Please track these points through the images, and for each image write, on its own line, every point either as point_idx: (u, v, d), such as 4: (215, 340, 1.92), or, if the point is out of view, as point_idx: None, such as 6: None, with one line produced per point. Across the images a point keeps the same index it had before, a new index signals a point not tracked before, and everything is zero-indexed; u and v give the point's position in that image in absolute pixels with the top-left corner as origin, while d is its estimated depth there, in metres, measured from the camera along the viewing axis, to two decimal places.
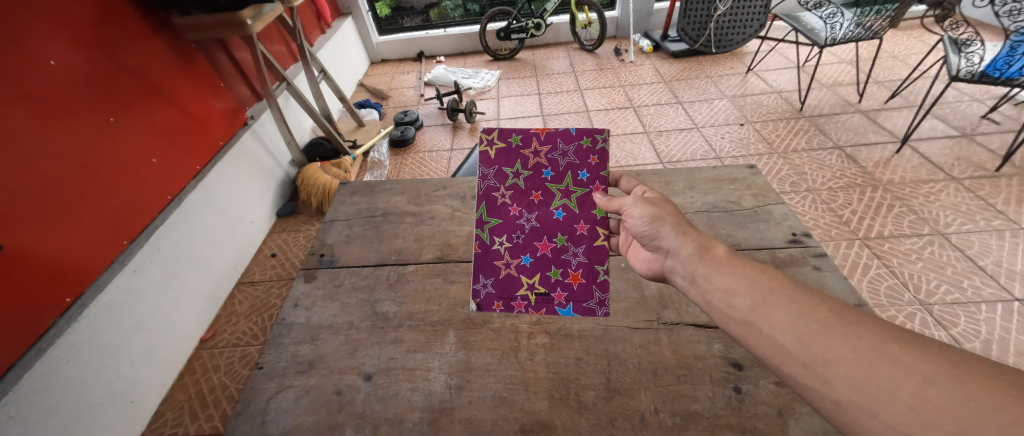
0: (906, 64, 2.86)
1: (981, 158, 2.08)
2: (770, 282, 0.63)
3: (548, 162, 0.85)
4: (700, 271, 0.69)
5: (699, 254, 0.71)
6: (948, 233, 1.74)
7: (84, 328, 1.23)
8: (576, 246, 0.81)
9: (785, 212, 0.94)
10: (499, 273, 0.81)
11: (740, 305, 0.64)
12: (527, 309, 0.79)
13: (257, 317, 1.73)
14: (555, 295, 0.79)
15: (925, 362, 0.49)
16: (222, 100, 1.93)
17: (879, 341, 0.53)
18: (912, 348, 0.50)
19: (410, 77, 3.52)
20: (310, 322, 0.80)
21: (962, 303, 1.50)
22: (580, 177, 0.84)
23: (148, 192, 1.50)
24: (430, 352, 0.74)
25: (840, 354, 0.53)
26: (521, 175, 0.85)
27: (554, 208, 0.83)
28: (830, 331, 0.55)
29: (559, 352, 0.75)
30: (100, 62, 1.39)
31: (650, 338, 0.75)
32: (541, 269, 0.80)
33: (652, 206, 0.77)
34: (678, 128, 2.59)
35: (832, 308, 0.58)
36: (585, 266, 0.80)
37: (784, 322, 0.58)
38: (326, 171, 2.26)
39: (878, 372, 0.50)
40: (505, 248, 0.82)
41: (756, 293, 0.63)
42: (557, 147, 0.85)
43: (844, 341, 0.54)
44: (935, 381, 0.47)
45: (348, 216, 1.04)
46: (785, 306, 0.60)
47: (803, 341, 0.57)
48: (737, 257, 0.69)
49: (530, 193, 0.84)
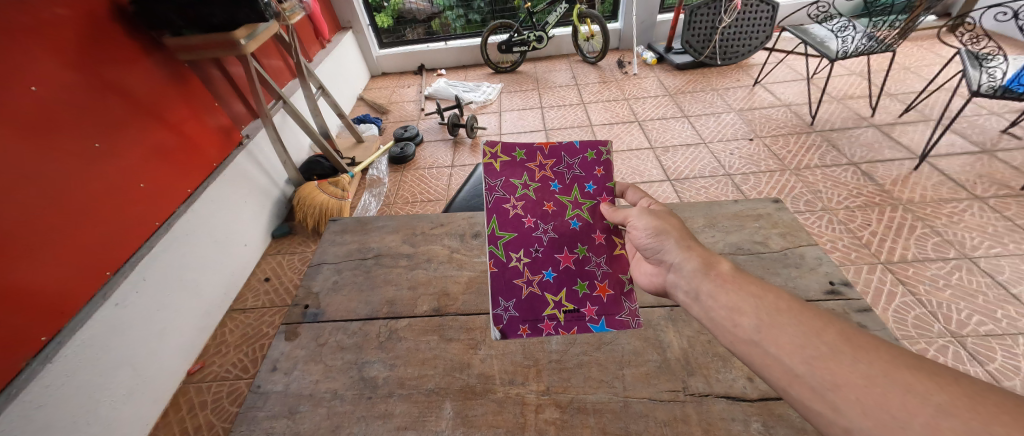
0: (918, 76, 2.79)
1: (1005, 175, 1.99)
2: (776, 302, 0.58)
3: (554, 175, 0.83)
4: (704, 287, 0.64)
5: (704, 270, 0.65)
6: (976, 257, 1.65)
7: (60, 369, 1.14)
8: (597, 255, 0.80)
9: (818, 255, 0.86)
10: (521, 293, 0.77)
11: (745, 324, 0.58)
12: (557, 329, 0.74)
13: (248, 347, 1.64)
14: (584, 310, 0.76)
15: (939, 391, 0.44)
16: (216, 117, 1.86)
17: (890, 366, 0.48)
18: (925, 376, 0.46)
19: (411, 91, 3.47)
20: (288, 391, 0.71)
21: (996, 335, 1.40)
22: (588, 188, 0.83)
23: (135, 219, 1.43)
24: (423, 430, 0.65)
25: (849, 380, 0.48)
26: (529, 187, 0.83)
27: (568, 218, 0.81)
28: (840, 355, 0.50)
29: (572, 431, 0.64)
30: (87, 84, 1.33)
31: (677, 414, 0.64)
32: (566, 283, 0.78)
33: (660, 221, 0.72)
34: (684, 143, 2.51)
35: (842, 330, 0.53)
36: (610, 276, 0.79)
37: (791, 343, 0.53)
38: (323, 190, 2.19)
39: (889, 400, 0.45)
40: (523, 264, 0.79)
41: (762, 313, 0.58)
42: (562, 160, 0.84)
43: (853, 366, 0.49)
44: (949, 411, 0.42)
45: (337, 259, 0.96)
46: (792, 327, 0.55)
47: (812, 364, 0.52)
48: (743, 275, 0.63)
49: (542, 204, 0.82)
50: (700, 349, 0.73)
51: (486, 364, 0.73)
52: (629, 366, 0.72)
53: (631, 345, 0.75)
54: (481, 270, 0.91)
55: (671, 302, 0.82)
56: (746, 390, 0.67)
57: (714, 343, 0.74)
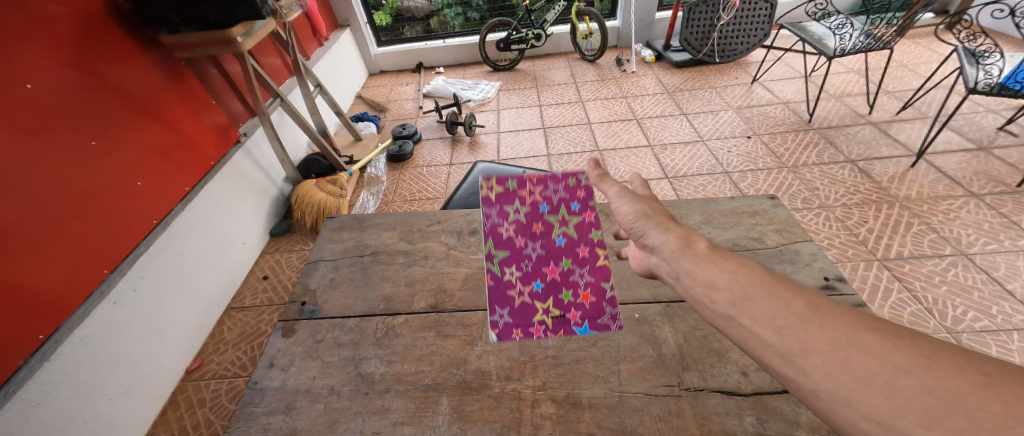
0: (916, 73, 2.79)
1: (1002, 172, 2.00)
2: (747, 274, 0.55)
3: (543, 195, 0.78)
4: (681, 266, 0.61)
5: (681, 251, 0.62)
6: (972, 253, 1.66)
7: (58, 367, 1.14)
8: (581, 265, 0.76)
9: (813, 251, 0.87)
10: (514, 302, 0.75)
11: (719, 299, 0.55)
12: (545, 332, 0.73)
13: (246, 345, 1.64)
14: (569, 315, 0.74)
15: (896, 350, 0.42)
16: (213, 115, 1.86)
17: (852, 330, 0.45)
18: (885, 337, 0.43)
19: (410, 89, 3.46)
20: (285, 387, 0.71)
21: (991, 331, 1.41)
22: (572, 204, 0.78)
23: (131, 217, 1.42)
24: (420, 426, 0.65)
25: (814, 345, 0.45)
26: (520, 209, 0.77)
27: (555, 234, 0.76)
28: (806, 323, 0.48)
29: (568, 426, 0.64)
30: (83, 82, 1.33)
31: (672, 409, 0.64)
32: (553, 292, 0.74)
33: (638, 203, 0.70)
34: (683, 141, 2.52)
35: (809, 300, 0.50)
36: (592, 283, 0.75)
37: (761, 314, 0.50)
38: (321, 188, 2.19)
39: (851, 361, 0.43)
40: (516, 278, 0.75)
41: (733, 286, 0.55)
42: (548, 179, 0.78)
43: (818, 332, 0.46)
44: (907, 369, 0.40)
45: (334, 256, 0.96)
46: (762, 298, 0.52)
47: (780, 334, 0.48)
48: (716, 250, 0.61)
49: (531, 224, 0.77)
50: (696, 344, 0.73)
51: (482, 360, 0.73)
52: (625, 361, 0.71)
53: (627, 340, 0.74)
54: (478, 267, 0.91)
55: (667, 298, 0.81)
56: (741, 384, 0.66)
57: (710, 338, 0.73)
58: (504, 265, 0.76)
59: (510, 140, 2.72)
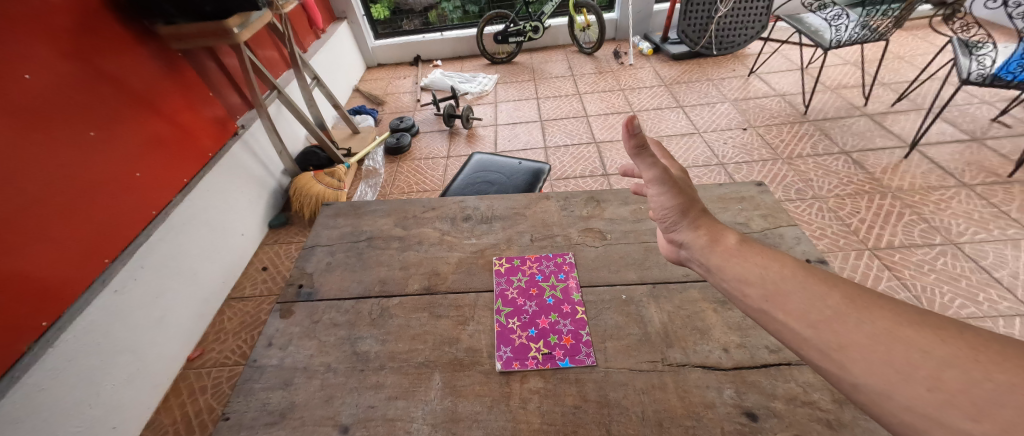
0: (912, 65, 2.80)
1: (993, 163, 2.01)
2: (782, 270, 0.54)
3: (538, 270, 0.88)
4: (712, 262, 0.61)
5: (709, 245, 0.63)
6: (961, 242, 1.68)
7: (61, 354, 1.16)
8: (565, 317, 0.78)
9: (797, 235, 0.89)
10: (514, 341, 0.74)
11: (753, 294, 0.55)
12: (536, 365, 0.70)
13: (246, 334, 1.67)
14: (555, 350, 0.72)
15: (941, 344, 0.40)
16: (212, 108, 1.87)
17: (892, 324, 0.44)
18: (927, 331, 0.41)
19: (407, 82, 3.47)
20: (283, 365, 0.74)
21: (977, 318, 1.44)
22: (558, 277, 0.85)
23: (132, 208, 1.44)
24: (413, 400, 0.66)
25: (852, 339, 0.44)
26: (520, 281, 0.85)
27: (545, 296, 0.82)
28: (843, 316, 0.46)
29: (555, 399, 0.65)
30: (80, 73, 1.33)
31: (655, 382, 0.66)
32: (541, 335, 0.75)
33: (678, 193, 0.66)
34: (679, 133, 2.53)
35: (846, 293, 0.48)
36: (574, 327, 0.76)
37: (795, 308, 0.49)
38: (318, 180, 2.21)
39: (892, 356, 0.41)
40: (517, 324, 0.77)
41: (767, 283, 0.54)
42: (541, 260, 0.90)
43: (855, 325, 0.45)
44: (951, 362, 0.38)
45: (330, 241, 0.99)
46: (798, 293, 0.51)
47: (817, 327, 0.47)
48: (749, 245, 0.60)
49: (527, 290, 0.83)
50: (680, 322, 0.75)
51: (474, 339, 0.75)
52: (611, 339, 0.73)
53: (614, 319, 0.76)
54: (470, 252, 0.93)
55: (654, 279, 0.83)
56: (722, 360, 0.68)
57: (694, 317, 0.75)
58: (509, 317, 0.78)
59: (508, 133, 2.73)
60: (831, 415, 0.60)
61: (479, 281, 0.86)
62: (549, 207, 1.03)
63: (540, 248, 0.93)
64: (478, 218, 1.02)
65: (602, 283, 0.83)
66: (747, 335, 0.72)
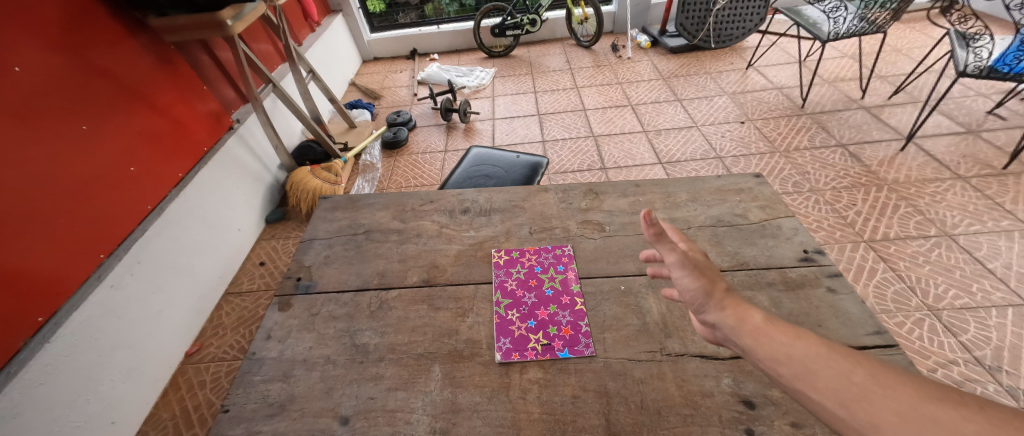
0: (909, 57, 2.81)
1: (988, 155, 2.02)
2: (808, 344, 0.50)
3: (537, 262, 0.88)
4: (740, 340, 0.55)
5: (738, 324, 0.56)
6: (955, 234, 1.69)
7: (58, 349, 1.15)
8: (564, 309, 0.78)
9: (795, 226, 0.90)
10: (514, 333, 0.74)
11: (784, 373, 0.50)
12: (536, 356, 0.70)
13: (244, 329, 1.67)
14: (554, 342, 0.72)
15: (968, 422, 0.36)
16: (206, 102, 1.85)
17: (921, 402, 0.40)
18: (953, 409, 0.38)
19: (404, 76, 3.44)
20: (282, 357, 0.74)
21: (971, 308, 1.45)
22: (558, 268, 0.86)
23: (127, 203, 1.43)
24: (413, 391, 0.67)
25: (883, 420, 0.40)
26: (520, 273, 0.85)
27: (545, 288, 0.82)
28: (871, 395, 0.43)
29: (555, 389, 0.66)
30: (71, 66, 1.31)
31: (653, 372, 0.67)
32: (540, 326, 0.75)
33: (700, 274, 0.61)
34: (677, 127, 2.53)
35: (874, 369, 0.45)
36: (573, 319, 0.76)
37: (824, 386, 0.45)
38: (315, 175, 2.19)
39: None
40: (516, 315, 0.77)
41: (793, 358, 0.50)
42: (540, 252, 0.90)
43: (884, 405, 0.41)
44: None
45: (328, 234, 0.98)
46: (825, 369, 0.47)
47: (848, 406, 0.43)
48: (777, 321, 0.55)
49: (527, 282, 0.83)
50: (679, 313, 0.75)
51: (473, 330, 0.75)
52: (610, 330, 0.73)
53: (613, 310, 0.77)
54: (469, 244, 0.93)
55: (652, 270, 0.83)
56: (720, 349, 0.69)
57: None
58: (508, 309, 0.78)
59: (506, 127, 2.72)
60: None
61: (478, 273, 0.86)
62: (547, 199, 1.03)
63: (539, 240, 0.93)
64: (477, 211, 1.02)
65: (600, 274, 0.84)
66: None
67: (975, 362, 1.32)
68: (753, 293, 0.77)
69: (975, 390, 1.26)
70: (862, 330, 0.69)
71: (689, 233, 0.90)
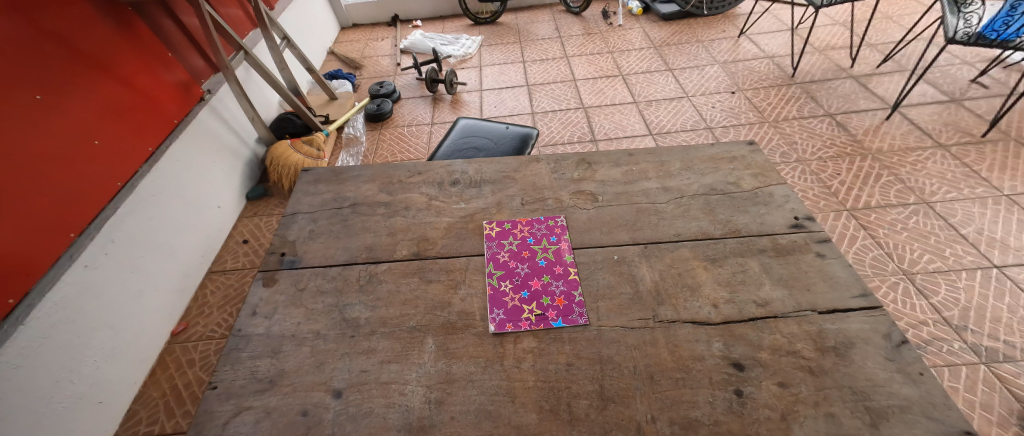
0: (899, 25, 2.79)
1: (969, 123, 2.06)
2: None
3: (528, 234, 0.87)
4: None
5: None
6: (933, 202, 1.74)
7: (34, 331, 1.11)
8: (556, 279, 0.77)
9: (786, 193, 0.90)
10: (507, 304, 0.74)
11: None
12: (529, 326, 0.70)
13: (231, 307, 1.65)
14: (550, 312, 0.72)
15: None
16: (173, 72, 1.74)
17: None
18: None
19: (386, 44, 3.30)
20: (270, 333, 0.72)
21: (942, 271, 1.51)
22: (550, 239, 0.85)
23: (97, 179, 1.36)
24: (407, 363, 0.66)
25: None
26: (513, 245, 0.84)
27: (538, 259, 0.81)
28: None
29: (548, 358, 0.66)
30: (20, 30, 1.20)
31: (646, 338, 0.67)
32: (533, 297, 0.75)
33: None
34: (668, 97, 2.49)
35: None
36: (566, 290, 0.75)
37: None
38: (296, 149, 2.12)
39: None
40: (510, 286, 0.77)
41: None
42: (533, 224, 0.88)
43: None
44: None
45: (312, 209, 0.95)
46: None
47: None
48: None
49: (520, 254, 0.82)
50: (671, 280, 0.75)
51: (466, 303, 0.74)
52: (603, 299, 0.74)
53: (605, 280, 0.76)
54: (459, 216, 0.91)
55: (645, 240, 0.83)
56: (711, 315, 0.70)
57: (685, 275, 0.76)
58: (501, 280, 0.78)
59: (494, 98, 2.65)
60: (813, 363, 0.62)
61: (469, 246, 0.85)
62: (539, 170, 1.01)
63: (532, 212, 0.91)
64: (466, 182, 0.99)
65: (594, 244, 0.83)
66: (735, 290, 0.73)
67: (944, 322, 1.38)
68: (744, 260, 0.78)
69: (942, 348, 1.32)
70: (849, 293, 0.71)
71: (682, 202, 0.90)
